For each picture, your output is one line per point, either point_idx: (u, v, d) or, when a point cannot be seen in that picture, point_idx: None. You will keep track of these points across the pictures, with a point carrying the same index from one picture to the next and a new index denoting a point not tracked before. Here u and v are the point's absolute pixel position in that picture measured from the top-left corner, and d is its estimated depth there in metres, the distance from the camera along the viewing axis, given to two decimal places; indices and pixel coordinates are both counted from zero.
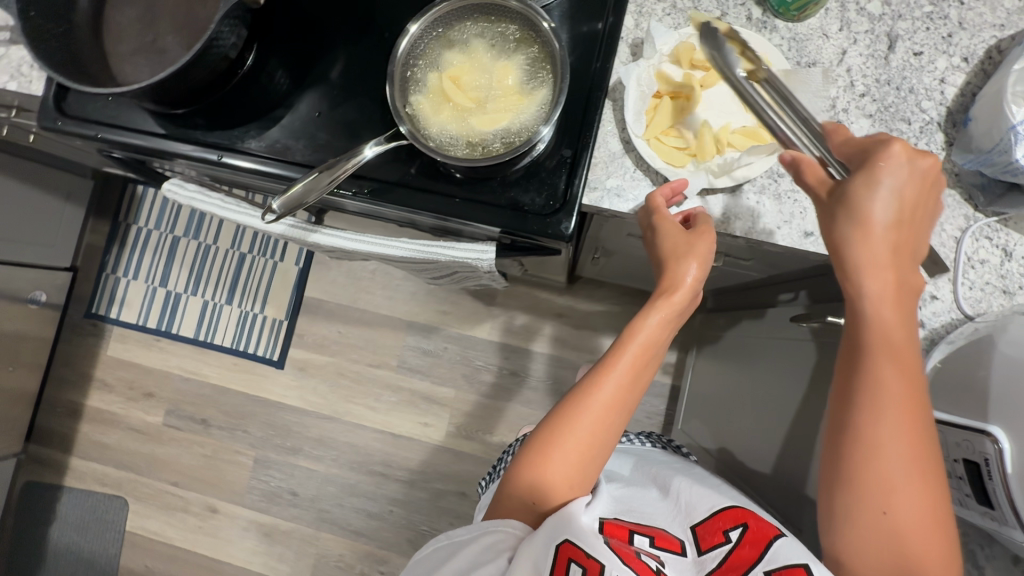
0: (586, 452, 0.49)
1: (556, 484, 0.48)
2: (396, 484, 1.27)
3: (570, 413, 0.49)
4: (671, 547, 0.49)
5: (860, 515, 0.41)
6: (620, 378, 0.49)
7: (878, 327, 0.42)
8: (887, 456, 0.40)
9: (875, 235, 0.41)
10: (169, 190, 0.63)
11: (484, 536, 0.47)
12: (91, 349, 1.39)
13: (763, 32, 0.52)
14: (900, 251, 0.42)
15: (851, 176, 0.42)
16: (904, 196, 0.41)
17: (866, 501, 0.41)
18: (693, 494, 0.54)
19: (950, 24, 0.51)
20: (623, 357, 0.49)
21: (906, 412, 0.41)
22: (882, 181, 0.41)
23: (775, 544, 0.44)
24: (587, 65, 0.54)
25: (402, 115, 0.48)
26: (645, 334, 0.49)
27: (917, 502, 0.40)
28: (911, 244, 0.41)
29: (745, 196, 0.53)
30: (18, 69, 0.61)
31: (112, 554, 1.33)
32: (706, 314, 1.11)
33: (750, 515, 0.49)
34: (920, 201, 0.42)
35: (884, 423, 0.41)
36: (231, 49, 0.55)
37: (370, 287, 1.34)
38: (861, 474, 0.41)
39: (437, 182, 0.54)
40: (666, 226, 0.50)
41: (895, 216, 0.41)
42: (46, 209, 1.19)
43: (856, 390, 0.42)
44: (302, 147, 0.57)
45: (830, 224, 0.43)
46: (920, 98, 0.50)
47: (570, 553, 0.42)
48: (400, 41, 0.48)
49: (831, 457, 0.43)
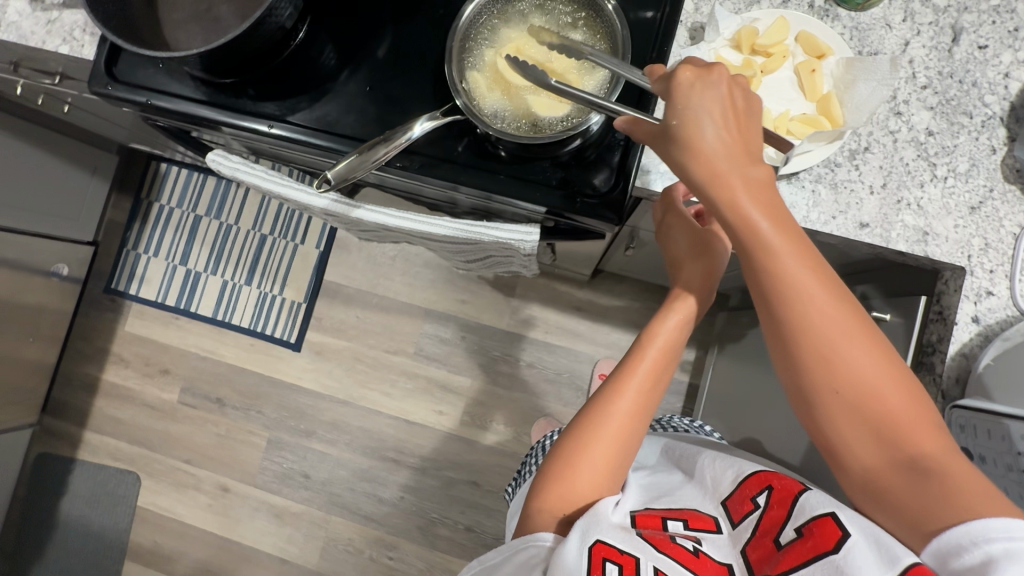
0: (605, 454, 0.48)
1: (584, 490, 0.47)
2: (407, 470, 1.28)
3: (592, 421, 0.49)
4: (706, 526, 0.48)
5: (830, 413, 0.39)
6: (637, 382, 0.49)
7: (769, 245, 0.38)
8: (850, 375, 0.38)
9: (718, 153, 0.38)
10: (214, 160, 0.62)
11: (518, 553, 0.47)
12: (109, 324, 1.40)
13: (825, 20, 0.52)
14: (736, 150, 0.38)
15: (674, 110, 0.39)
16: (717, 107, 0.38)
17: (830, 400, 0.39)
18: (716, 469, 0.53)
19: (1016, 19, 0.50)
20: (642, 361, 0.50)
21: (834, 312, 0.38)
22: (692, 106, 0.38)
23: (801, 499, 0.44)
24: (644, 55, 0.53)
25: (460, 90, 0.48)
26: (666, 338, 0.50)
27: (870, 371, 0.38)
28: (743, 139, 0.38)
29: (801, 183, 0.50)
30: (70, 33, 0.61)
31: (123, 528, 1.34)
32: (729, 313, 1.10)
33: (773, 477, 0.49)
34: (734, 99, 0.39)
35: (805, 320, 0.39)
36: (287, 21, 0.55)
37: (390, 273, 1.34)
38: (843, 410, 0.39)
39: (487, 161, 0.54)
40: (673, 225, 0.53)
41: (720, 121, 0.38)
42: (71, 181, 1.19)
43: (782, 326, 0.39)
44: (352, 120, 0.57)
45: (679, 166, 0.39)
46: (983, 92, 0.50)
47: (604, 553, 0.42)
48: (464, 11, 0.49)
49: (808, 413, 0.41)
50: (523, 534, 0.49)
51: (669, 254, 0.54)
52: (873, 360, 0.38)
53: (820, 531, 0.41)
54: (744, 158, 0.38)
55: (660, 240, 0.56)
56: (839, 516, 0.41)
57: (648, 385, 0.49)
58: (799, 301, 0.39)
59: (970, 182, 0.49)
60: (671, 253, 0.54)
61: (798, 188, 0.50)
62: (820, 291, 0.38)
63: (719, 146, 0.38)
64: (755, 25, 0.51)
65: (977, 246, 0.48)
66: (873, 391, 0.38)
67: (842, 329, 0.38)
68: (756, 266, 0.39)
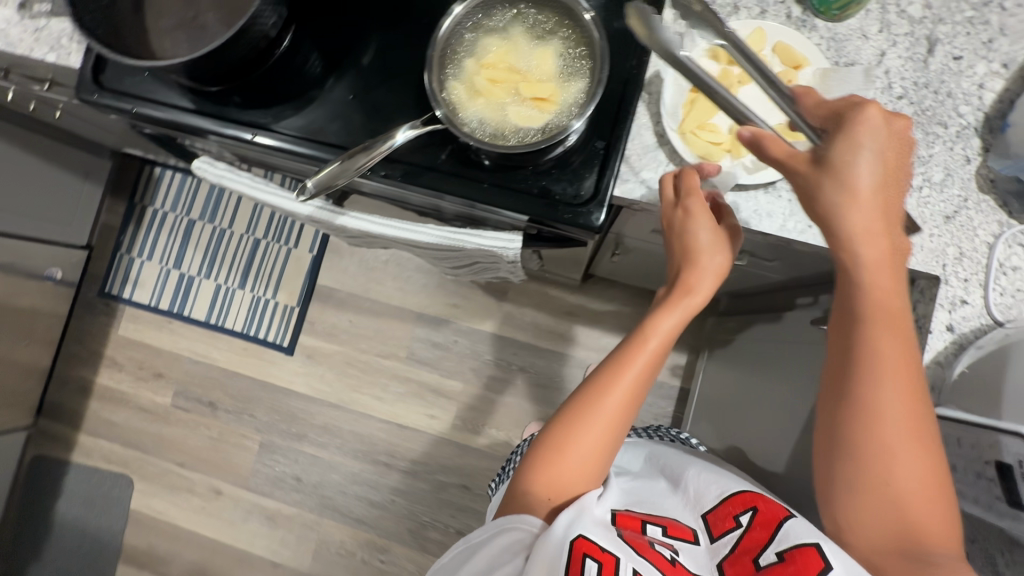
0: (597, 447, 0.48)
1: (572, 478, 0.48)
2: (398, 474, 1.28)
3: (585, 404, 0.49)
4: (683, 535, 0.49)
5: (863, 479, 0.42)
6: (632, 379, 0.48)
7: (872, 297, 0.41)
8: (885, 423, 0.41)
9: (867, 200, 0.39)
10: (200, 167, 0.63)
11: (502, 536, 0.46)
12: (103, 327, 1.40)
13: (802, 31, 0.52)
14: (887, 215, 0.40)
15: (834, 139, 0.39)
16: (887, 160, 0.39)
17: (871, 468, 0.42)
18: (701, 482, 0.55)
19: (990, 30, 0.51)
20: (641, 359, 0.48)
21: (904, 378, 0.41)
22: (864, 145, 0.39)
23: (785, 525, 0.45)
24: (622, 62, 0.54)
25: (440, 100, 0.49)
26: (664, 333, 0.48)
27: (915, 463, 0.41)
28: (896, 207, 0.39)
29: (778, 192, 0.53)
30: (57, 41, 0.61)
31: (116, 531, 1.34)
32: (718, 317, 1.11)
33: (758, 499, 0.50)
34: (901, 160, 0.40)
35: (884, 388, 0.41)
36: (270, 29, 0.56)
37: (383, 277, 1.34)
38: (874, 471, 0.42)
39: (469, 169, 0.54)
40: (694, 211, 0.48)
41: (882, 174, 0.39)
42: (65, 185, 1.20)
43: (859, 389, 0.42)
44: (336, 128, 0.58)
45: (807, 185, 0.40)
46: (958, 103, 0.50)
47: (585, 549, 0.42)
48: (444, 21, 0.49)
49: (839, 454, 0.43)
50: (504, 511, 0.49)
51: (684, 243, 0.48)
52: (912, 431, 0.41)
53: (802, 559, 0.41)
54: (890, 218, 0.40)
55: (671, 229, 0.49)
56: (823, 548, 0.41)
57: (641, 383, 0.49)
58: (883, 357, 0.41)
59: (944, 192, 0.49)
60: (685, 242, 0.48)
61: (775, 198, 0.53)
62: (902, 366, 0.41)
63: (870, 197, 0.39)
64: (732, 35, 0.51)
65: (951, 255, 0.48)
66: (911, 477, 0.41)
67: (906, 420, 0.41)
68: (856, 319, 0.42)
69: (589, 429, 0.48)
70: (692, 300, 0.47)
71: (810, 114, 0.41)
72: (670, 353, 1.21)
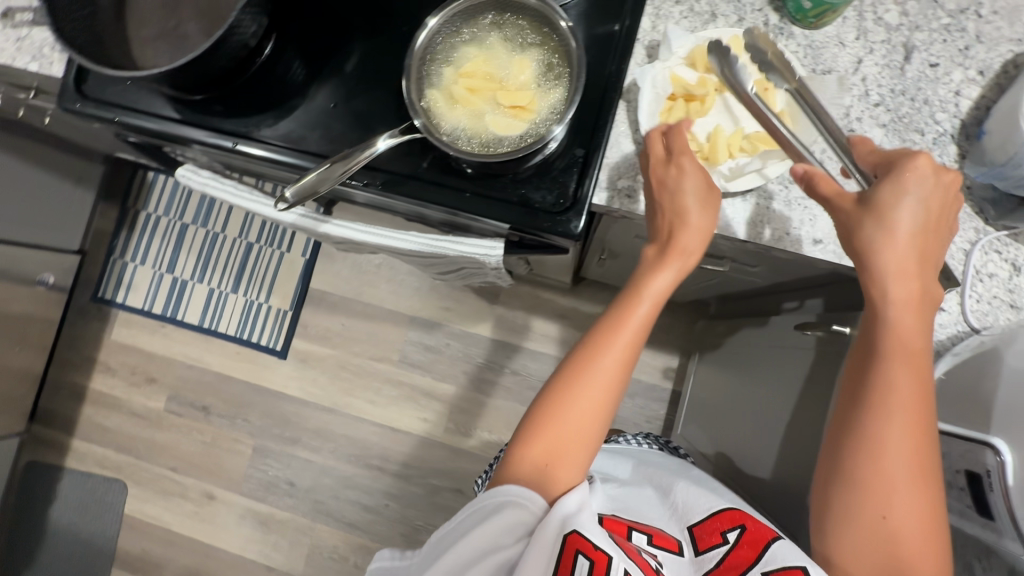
0: (592, 411, 0.49)
1: (568, 445, 0.48)
2: (391, 477, 1.28)
3: (582, 366, 0.50)
4: (668, 545, 0.50)
5: (861, 516, 0.43)
6: (626, 340, 0.50)
7: (898, 334, 0.43)
8: (891, 451, 0.42)
9: (902, 240, 0.42)
10: (183, 176, 0.63)
11: (504, 513, 0.45)
12: (97, 332, 1.40)
13: (779, 38, 0.53)
14: (921, 256, 0.43)
15: (881, 183, 0.43)
16: (929, 206, 0.42)
17: (871, 508, 0.43)
18: (690, 494, 0.54)
19: (967, 37, 0.51)
20: (635, 316, 0.50)
21: (917, 416, 0.43)
22: (908, 191, 0.42)
23: (773, 546, 0.45)
24: (603, 66, 0.55)
25: (417, 109, 0.49)
26: (655, 293, 0.49)
27: (915, 508, 0.42)
28: (931, 250, 0.43)
29: (755, 200, 0.54)
30: (39, 50, 0.61)
31: (110, 536, 1.34)
32: (709, 320, 1.11)
33: (746, 517, 0.49)
34: (944, 212, 0.43)
35: (894, 427, 0.43)
36: (251, 38, 0.56)
37: (375, 281, 1.34)
38: (870, 507, 0.43)
39: (449, 177, 0.55)
40: (687, 172, 0.48)
41: (921, 223, 0.42)
42: (57, 191, 1.20)
43: (866, 425, 0.44)
44: (317, 137, 0.58)
45: (851, 223, 0.44)
46: (935, 110, 0.50)
47: (578, 545, 0.43)
48: (418, 35, 0.49)
49: (838, 488, 0.44)
50: (499, 481, 0.49)
51: (674, 205, 0.49)
52: (917, 467, 0.42)
53: None
54: (923, 266, 0.43)
55: (657, 187, 0.50)
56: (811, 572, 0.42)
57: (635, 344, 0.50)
58: (898, 394, 0.43)
59: None
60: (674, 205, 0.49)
61: (752, 204, 0.53)
62: (912, 406, 0.43)
63: (906, 242, 0.42)
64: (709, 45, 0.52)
65: None
66: (910, 522, 0.42)
67: (911, 464, 0.42)
68: (874, 352, 0.44)
69: (587, 393, 0.49)
70: (684, 261, 0.49)
71: (860, 160, 0.46)
72: (662, 355, 1.21)
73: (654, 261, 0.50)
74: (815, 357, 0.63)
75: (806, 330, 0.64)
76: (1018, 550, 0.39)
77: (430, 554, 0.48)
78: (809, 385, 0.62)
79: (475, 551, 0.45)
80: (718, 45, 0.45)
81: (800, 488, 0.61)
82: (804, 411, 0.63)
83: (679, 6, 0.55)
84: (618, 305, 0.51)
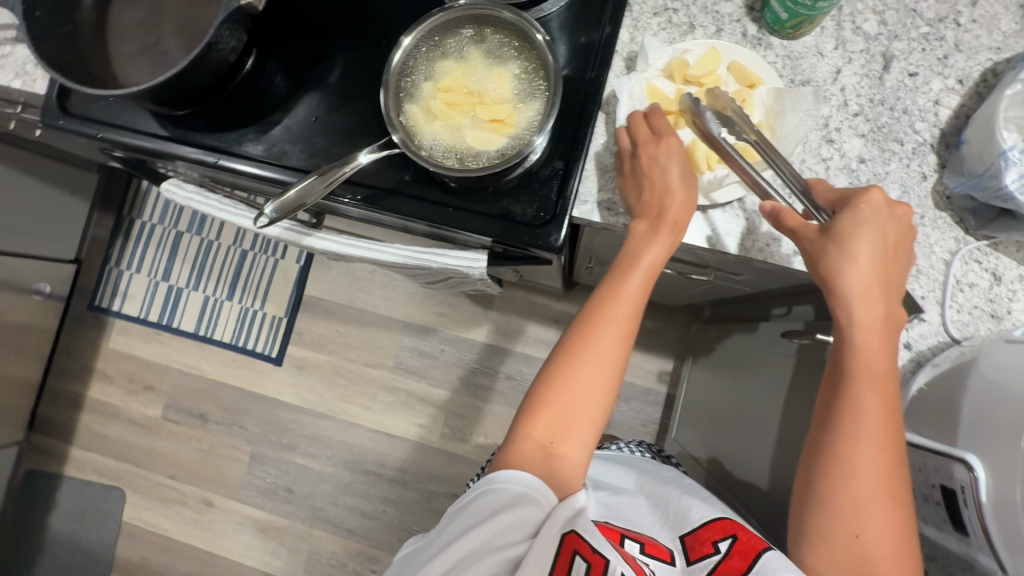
0: (588, 383, 0.48)
1: (568, 421, 0.47)
2: (388, 483, 1.28)
3: (572, 345, 0.49)
4: (661, 555, 0.50)
5: (834, 535, 0.43)
6: (620, 313, 0.49)
7: (863, 355, 0.44)
8: (861, 471, 0.43)
9: (865, 264, 0.44)
10: (168, 191, 0.65)
11: (512, 509, 0.44)
12: (94, 341, 1.40)
13: (758, 49, 0.55)
14: (883, 281, 0.45)
15: (839, 216, 0.45)
16: (887, 235, 0.45)
17: (842, 527, 0.43)
18: (683, 503, 0.54)
19: (946, 46, 0.54)
20: (625, 290, 0.49)
21: (885, 436, 0.43)
22: (866, 219, 0.44)
23: (763, 557, 0.44)
24: (583, 75, 0.55)
25: (396, 124, 0.49)
26: (650, 262, 0.49)
27: (887, 526, 0.42)
28: (894, 274, 0.44)
29: (736, 213, 0.54)
30: (22, 68, 0.62)
31: (110, 544, 1.34)
32: (703, 324, 1.11)
33: (739, 527, 0.49)
34: (901, 240, 0.45)
35: (863, 448, 0.43)
36: (230, 53, 0.56)
37: (369, 287, 1.34)
38: (840, 526, 0.43)
39: (431, 190, 0.55)
40: (677, 152, 0.49)
41: (880, 250, 0.44)
42: (51, 202, 1.20)
43: (834, 447, 0.44)
44: (299, 152, 0.58)
45: (816, 250, 0.46)
46: (914, 119, 0.53)
47: (575, 546, 0.43)
48: (395, 52, 0.49)
49: (810, 509, 0.45)
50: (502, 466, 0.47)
51: (664, 182, 0.49)
52: (886, 487, 0.42)
53: None
54: (886, 290, 0.45)
55: (647, 163, 0.49)
56: None
57: (631, 317, 0.49)
58: (865, 415, 0.43)
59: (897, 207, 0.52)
60: (664, 180, 0.49)
61: (731, 216, 0.54)
62: (880, 427, 0.43)
63: (869, 269, 0.44)
64: (685, 57, 0.53)
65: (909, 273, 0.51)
66: (882, 541, 0.42)
67: (881, 484, 0.42)
68: (842, 374, 0.45)
69: (577, 372, 0.48)
70: (669, 236, 0.49)
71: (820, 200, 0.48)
72: (657, 359, 1.21)
73: (646, 235, 0.49)
74: (798, 363, 0.63)
75: (789, 336, 0.64)
76: (992, 565, 0.40)
77: (430, 539, 0.46)
78: (794, 392, 0.62)
79: (479, 544, 0.43)
80: (692, 96, 0.48)
81: (783, 495, 0.61)
82: (788, 419, 0.62)
83: (658, 18, 0.56)
84: (609, 279, 0.50)
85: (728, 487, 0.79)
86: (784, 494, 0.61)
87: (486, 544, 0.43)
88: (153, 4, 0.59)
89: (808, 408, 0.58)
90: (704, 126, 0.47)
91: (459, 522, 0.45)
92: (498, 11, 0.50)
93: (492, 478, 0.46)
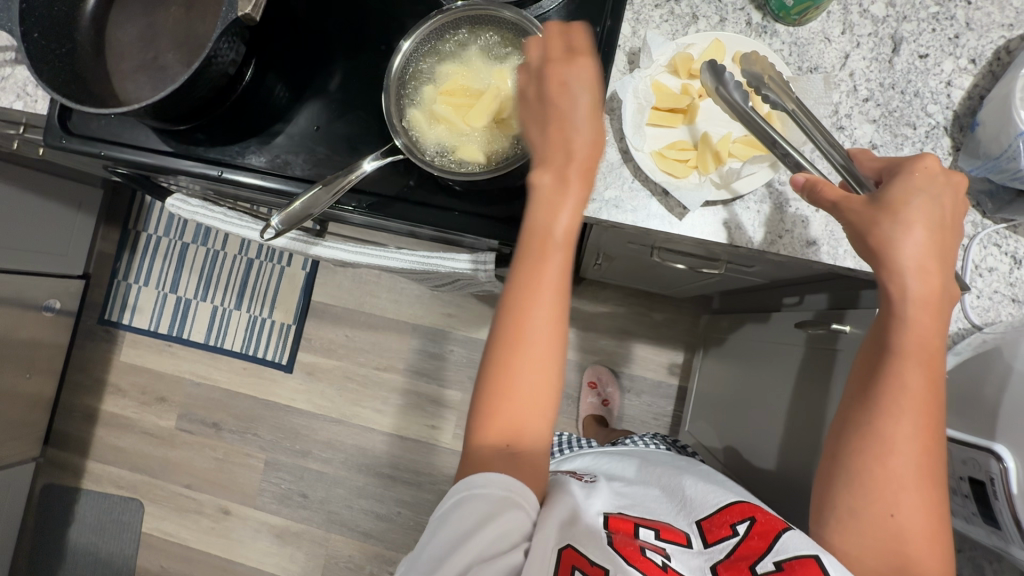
0: (542, 378, 0.45)
1: (529, 412, 0.45)
2: (403, 486, 1.28)
3: (512, 341, 0.44)
4: (677, 539, 0.47)
5: (867, 514, 0.42)
6: (550, 296, 0.44)
7: (913, 330, 0.43)
8: (900, 448, 0.42)
9: (920, 237, 0.42)
10: (173, 205, 0.65)
11: (497, 520, 0.42)
12: (105, 354, 1.41)
13: (763, 37, 0.55)
14: (939, 252, 0.42)
15: (893, 184, 0.44)
16: (942, 205, 0.43)
17: (877, 505, 0.42)
18: (698, 490, 0.52)
19: (956, 25, 0.53)
20: (547, 266, 0.44)
21: (926, 411, 0.42)
22: (921, 189, 0.43)
23: (783, 536, 0.44)
24: None
25: (398, 129, 0.48)
26: (567, 228, 0.44)
27: (922, 508, 0.41)
28: (943, 246, 0.42)
29: (745, 205, 0.54)
30: (23, 89, 0.63)
31: (129, 555, 1.36)
32: (712, 316, 1.10)
33: (756, 509, 0.48)
34: (955, 215, 0.43)
35: (903, 424, 0.42)
36: (230, 65, 0.55)
37: (376, 291, 1.34)
38: (871, 505, 0.42)
39: (437, 195, 0.54)
40: (584, 70, 0.44)
41: (936, 220, 0.42)
42: (58, 219, 1.21)
43: (867, 422, 0.43)
44: (302, 161, 0.57)
45: (864, 221, 0.43)
46: (926, 102, 0.53)
47: (573, 560, 0.42)
48: (394, 58, 0.49)
49: (843, 488, 0.44)
50: (471, 466, 0.45)
51: (569, 110, 0.44)
52: (925, 466, 0.42)
53: (803, 570, 0.40)
54: (942, 263, 0.43)
55: (557, 85, 0.44)
56: (822, 559, 0.40)
57: (561, 289, 0.45)
58: (904, 389, 0.42)
59: None
60: (572, 111, 0.44)
61: (745, 209, 0.54)
62: (918, 403, 0.42)
63: (924, 239, 0.42)
64: (689, 51, 0.53)
65: None
66: (912, 520, 0.41)
67: (916, 460, 0.42)
68: (886, 345, 0.44)
69: (529, 370, 0.44)
70: (577, 176, 0.44)
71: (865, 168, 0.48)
72: (666, 351, 1.20)
73: (554, 186, 0.43)
74: (815, 354, 0.63)
75: (804, 327, 0.64)
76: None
77: (419, 551, 0.44)
78: (811, 380, 0.62)
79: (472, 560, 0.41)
80: (713, 67, 0.46)
81: (802, 485, 0.61)
82: (806, 407, 0.62)
83: (659, 10, 0.56)
84: (529, 256, 0.45)
85: (745, 477, 0.79)
86: (803, 483, 0.61)
87: (479, 560, 0.41)
88: (150, 20, 0.59)
89: (827, 398, 0.58)
90: (729, 97, 0.45)
91: (446, 537, 0.42)
92: (496, 9, 0.49)
93: (471, 484, 0.43)
